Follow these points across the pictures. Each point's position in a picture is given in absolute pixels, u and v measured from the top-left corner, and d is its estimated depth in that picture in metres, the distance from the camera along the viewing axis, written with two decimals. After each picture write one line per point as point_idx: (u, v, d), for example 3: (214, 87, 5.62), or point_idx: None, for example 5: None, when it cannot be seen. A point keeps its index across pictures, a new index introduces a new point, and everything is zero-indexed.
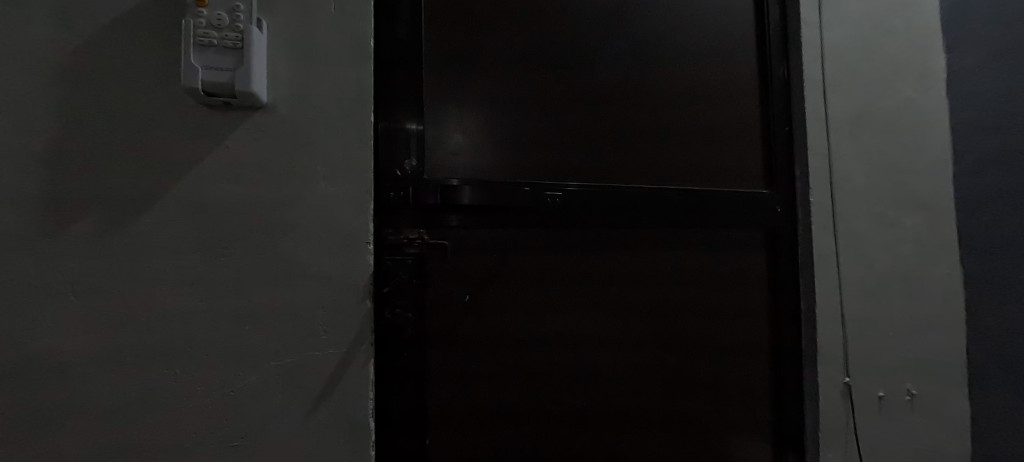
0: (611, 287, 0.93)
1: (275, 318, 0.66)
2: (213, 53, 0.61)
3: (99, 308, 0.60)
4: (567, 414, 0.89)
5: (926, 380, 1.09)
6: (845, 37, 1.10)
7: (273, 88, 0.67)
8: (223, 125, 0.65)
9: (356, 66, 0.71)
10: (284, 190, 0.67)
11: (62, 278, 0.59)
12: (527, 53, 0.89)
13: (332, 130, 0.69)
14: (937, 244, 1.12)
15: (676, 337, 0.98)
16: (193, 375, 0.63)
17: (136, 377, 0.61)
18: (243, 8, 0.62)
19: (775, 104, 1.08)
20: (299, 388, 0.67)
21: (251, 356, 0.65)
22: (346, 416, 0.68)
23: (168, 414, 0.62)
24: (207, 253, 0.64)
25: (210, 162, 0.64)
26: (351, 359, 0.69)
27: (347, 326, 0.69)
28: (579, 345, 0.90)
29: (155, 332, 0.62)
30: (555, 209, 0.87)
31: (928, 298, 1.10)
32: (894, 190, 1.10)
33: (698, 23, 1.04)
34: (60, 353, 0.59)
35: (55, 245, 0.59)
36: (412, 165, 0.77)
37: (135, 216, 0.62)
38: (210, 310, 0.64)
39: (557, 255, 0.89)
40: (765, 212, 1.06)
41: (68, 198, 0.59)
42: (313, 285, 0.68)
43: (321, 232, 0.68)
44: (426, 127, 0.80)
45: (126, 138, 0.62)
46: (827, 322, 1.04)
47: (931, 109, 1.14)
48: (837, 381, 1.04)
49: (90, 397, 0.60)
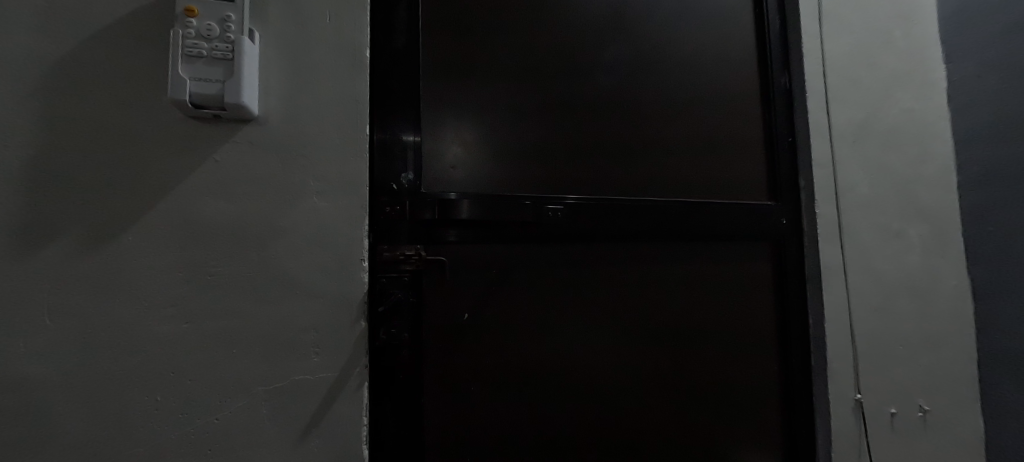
0: (615, 303, 0.90)
1: (263, 340, 0.63)
2: (202, 64, 0.58)
3: (76, 330, 0.57)
4: (572, 435, 0.85)
5: (938, 395, 1.06)
6: (845, 47, 1.09)
7: (266, 100, 0.65)
8: (211, 139, 0.62)
9: (351, 78, 0.69)
10: (274, 206, 0.64)
11: (39, 298, 0.56)
12: (525, 63, 0.87)
13: (326, 142, 0.67)
14: (944, 255, 1.09)
15: (683, 354, 0.95)
16: (175, 402, 0.60)
17: (115, 404, 0.58)
18: (235, 19, 0.61)
19: (778, 115, 1.07)
20: (289, 413, 0.63)
21: (238, 380, 0.62)
22: (339, 443, 0.65)
23: (149, 444, 0.58)
24: (193, 272, 0.61)
25: (199, 175, 0.62)
26: (344, 383, 0.66)
27: (340, 347, 0.66)
28: (583, 363, 0.87)
29: (136, 356, 0.59)
30: (557, 223, 0.84)
31: (937, 311, 1.08)
32: (898, 200, 1.08)
33: (700, 32, 1.03)
34: (34, 378, 0.56)
35: (32, 264, 0.56)
36: (409, 178, 0.75)
37: (118, 232, 0.59)
38: (196, 331, 0.61)
39: (558, 270, 0.87)
40: (770, 223, 1.04)
41: (47, 215, 0.57)
42: (305, 304, 0.65)
43: (314, 248, 0.66)
44: (424, 139, 0.78)
45: (110, 151, 0.59)
46: (836, 336, 1.01)
47: (932, 118, 1.13)
48: (848, 397, 1.01)
49: (65, 426, 0.56)
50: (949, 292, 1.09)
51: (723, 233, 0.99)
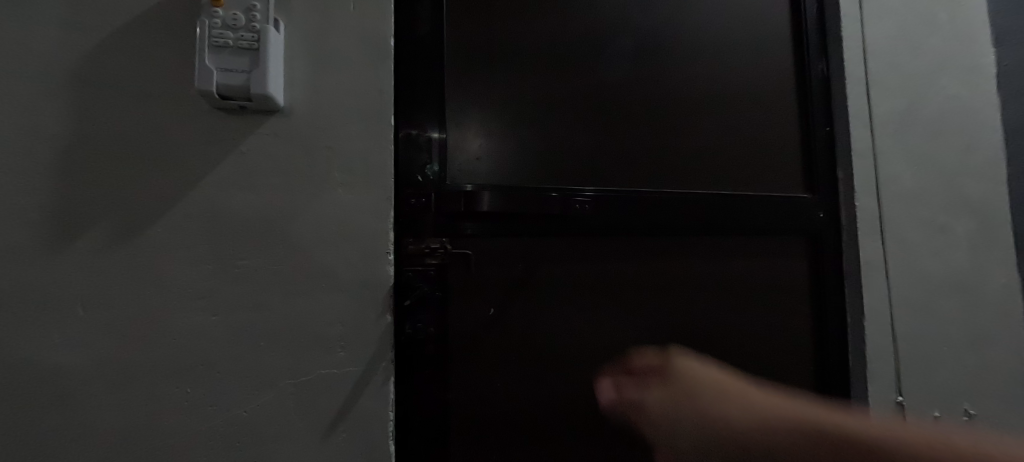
0: (644, 298, 0.88)
1: (290, 333, 0.62)
2: (228, 54, 0.58)
3: (108, 322, 0.58)
4: (599, 432, 0.83)
5: (985, 398, 1.00)
6: (887, 31, 1.03)
7: (291, 90, 0.64)
8: (236, 130, 0.62)
9: (375, 68, 0.68)
10: (299, 198, 0.64)
11: (74, 289, 0.57)
12: (550, 52, 0.85)
13: (351, 133, 0.66)
14: (993, 250, 1.03)
15: (710, 352, 0.91)
16: (204, 394, 0.60)
17: (147, 395, 0.58)
18: (260, 8, 0.60)
19: (815, 103, 1.02)
20: (315, 409, 0.63)
21: (266, 374, 0.61)
22: (365, 438, 0.64)
23: (178, 436, 0.59)
24: (221, 265, 0.61)
25: (226, 167, 0.61)
26: (370, 377, 0.65)
27: (365, 342, 0.65)
28: (610, 358, 0.85)
29: (167, 348, 0.59)
30: (579, 215, 0.82)
31: (985, 310, 1.02)
32: (945, 193, 1.02)
33: (730, 18, 0.99)
34: (68, 372, 0.56)
35: (65, 256, 0.57)
36: (434, 170, 0.73)
37: (145, 226, 0.59)
38: (224, 324, 0.61)
39: (586, 264, 0.84)
40: (806, 217, 0.99)
41: (78, 208, 0.57)
42: (330, 298, 0.64)
43: (339, 241, 0.65)
44: (449, 132, 0.76)
45: (139, 144, 0.59)
46: (875, 335, 0.96)
47: (980, 105, 1.06)
48: (888, 399, 0.96)
49: (97, 417, 0.57)
50: (998, 291, 1.03)
51: (755, 227, 0.95)
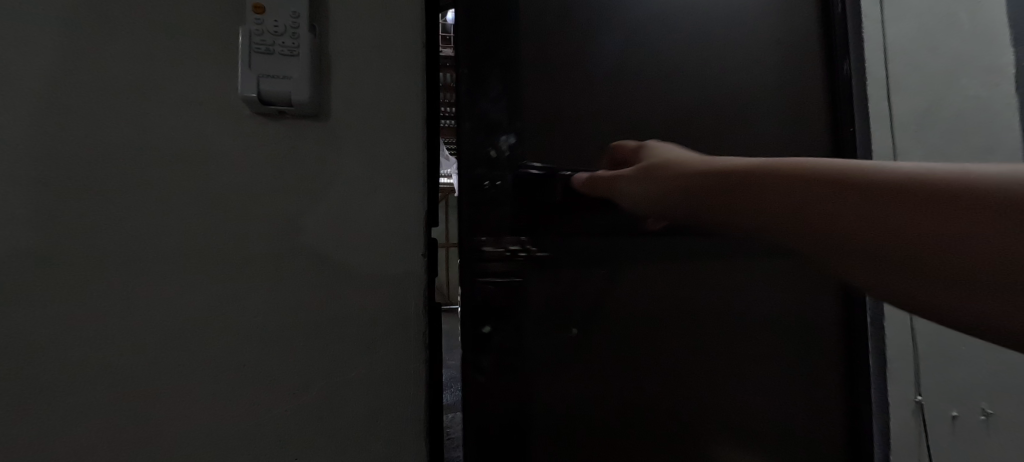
0: (698, 289, 0.86)
1: (329, 330, 0.65)
2: (270, 62, 0.60)
3: (156, 318, 0.60)
4: (655, 425, 0.83)
5: (1005, 398, 1.00)
6: (908, 32, 1.04)
7: (328, 94, 0.65)
8: (276, 133, 0.63)
9: (408, 72, 0.69)
10: (336, 200, 0.65)
11: (122, 287, 0.59)
12: None
13: (386, 134, 0.68)
14: None
15: (760, 349, 0.89)
16: (248, 386, 0.62)
17: (195, 387, 0.61)
18: (300, 15, 0.61)
19: (840, 99, 0.95)
20: (353, 400, 0.65)
21: (307, 368, 0.64)
22: (402, 428, 0.67)
23: (225, 425, 0.62)
24: (262, 265, 0.63)
25: (266, 169, 0.63)
26: (405, 372, 0.67)
27: (400, 338, 0.67)
28: (667, 354, 0.83)
29: (213, 343, 0.61)
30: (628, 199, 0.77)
31: None
32: None
33: (764, 7, 0.93)
34: (116, 378, 0.58)
35: (114, 255, 0.58)
36: (509, 141, 0.73)
37: (189, 227, 0.60)
38: (266, 322, 0.63)
39: (645, 255, 0.82)
40: None
41: (125, 209, 0.59)
42: (367, 296, 0.66)
43: (375, 242, 0.67)
44: (516, 108, 0.74)
45: (181, 145, 0.60)
46: (896, 335, 0.97)
47: (999, 108, 1.05)
48: (909, 398, 0.97)
49: (149, 408, 0.59)
50: None
51: None
